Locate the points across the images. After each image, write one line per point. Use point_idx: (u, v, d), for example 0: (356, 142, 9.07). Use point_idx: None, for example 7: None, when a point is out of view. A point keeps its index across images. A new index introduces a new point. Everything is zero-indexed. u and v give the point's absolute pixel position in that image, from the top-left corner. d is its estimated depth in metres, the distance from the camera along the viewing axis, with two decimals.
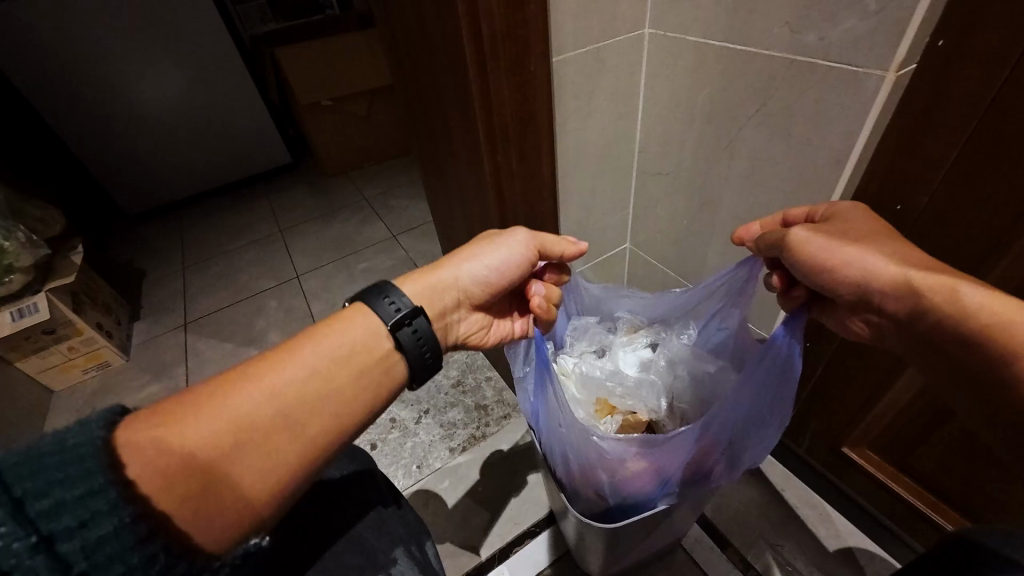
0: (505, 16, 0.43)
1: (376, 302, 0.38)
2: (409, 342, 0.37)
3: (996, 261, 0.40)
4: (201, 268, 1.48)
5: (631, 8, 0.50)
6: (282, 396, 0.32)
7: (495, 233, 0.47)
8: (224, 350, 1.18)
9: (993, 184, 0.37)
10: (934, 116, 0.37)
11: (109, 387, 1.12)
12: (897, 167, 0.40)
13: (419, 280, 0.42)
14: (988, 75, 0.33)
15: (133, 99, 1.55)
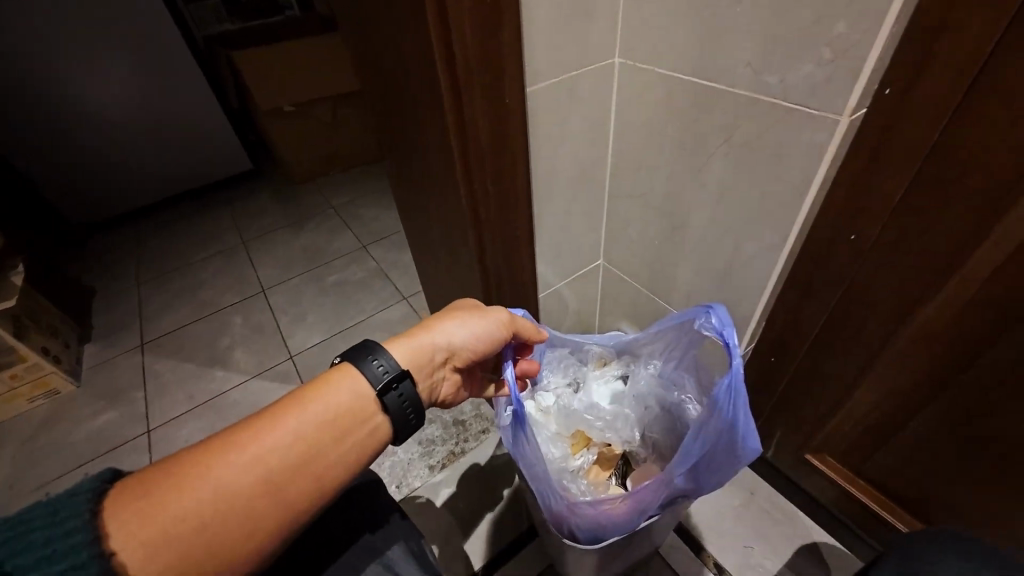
0: (478, 47, 0.43)
1: (362, 361, 0.38)
2: (394, 406, 0.38)
3: (938, 291, 0.43)
4: (158, 284, 1.41)
5: (603, 38, 0.51)
6: (265, 466, 0.32)
7: (474, 302, 0.47)
8: (186, 372, 1.12)
9: (933, 219, 0.40)
10: (883, 157, 0.40)
11: (59, 414, 1.05)
12: (852, 201, 0.43)
13: (408, 341, 0.42)
14: (930, 123, 0.36)
15: (78, 101, 1.46)
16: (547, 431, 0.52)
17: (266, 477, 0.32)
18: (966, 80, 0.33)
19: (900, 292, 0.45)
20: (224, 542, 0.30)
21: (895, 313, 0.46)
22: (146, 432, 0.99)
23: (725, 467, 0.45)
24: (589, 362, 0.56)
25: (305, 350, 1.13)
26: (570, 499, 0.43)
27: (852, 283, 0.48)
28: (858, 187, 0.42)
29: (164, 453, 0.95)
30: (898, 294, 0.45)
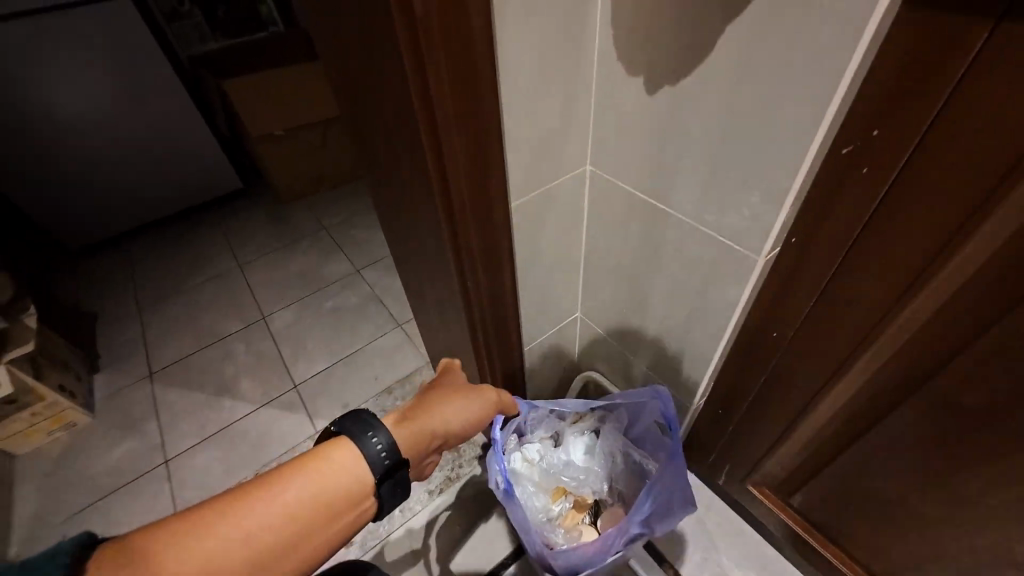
0: (471, 189, 0.51)
1: (362, 438, 0.42)
2: (387, 493, 0.42)
3: (836, 381, 0.55)
4: (159, 309, 1.46)
5: (575, 154, 0.59)
6: (255, 542, 0.35)
7: (466, 387, 0.56)
8: (196, 401, 1.20)
9: (829, 331, 0.52)
10: (791, 284, 0.51)
11: (79, 446, 1.12)
12: (772, 309, 0.55)
13: (414, 427, 0.49)
14: (822, 267, 0.48)
15: (68, 128, 1.48)
16: (530, 484, 0.63)
17: (257, 550, 0.35)
18: (842, 246, 0.45)
19: (810, 378, 0.57)
20: None
21: (808, 392, 0.58)
22: (164, 462, 1.08)
23: (670, 516, 0.59)
24: (566, 419, 0.67)
25: (308, 379, 1.22)
26: (554, 551, 0.55)
27: (776, 365, 0.60)
28: (777, 302, 0.54)
29: (182, 482, 1.04)
30: (811, 376, 0.57)
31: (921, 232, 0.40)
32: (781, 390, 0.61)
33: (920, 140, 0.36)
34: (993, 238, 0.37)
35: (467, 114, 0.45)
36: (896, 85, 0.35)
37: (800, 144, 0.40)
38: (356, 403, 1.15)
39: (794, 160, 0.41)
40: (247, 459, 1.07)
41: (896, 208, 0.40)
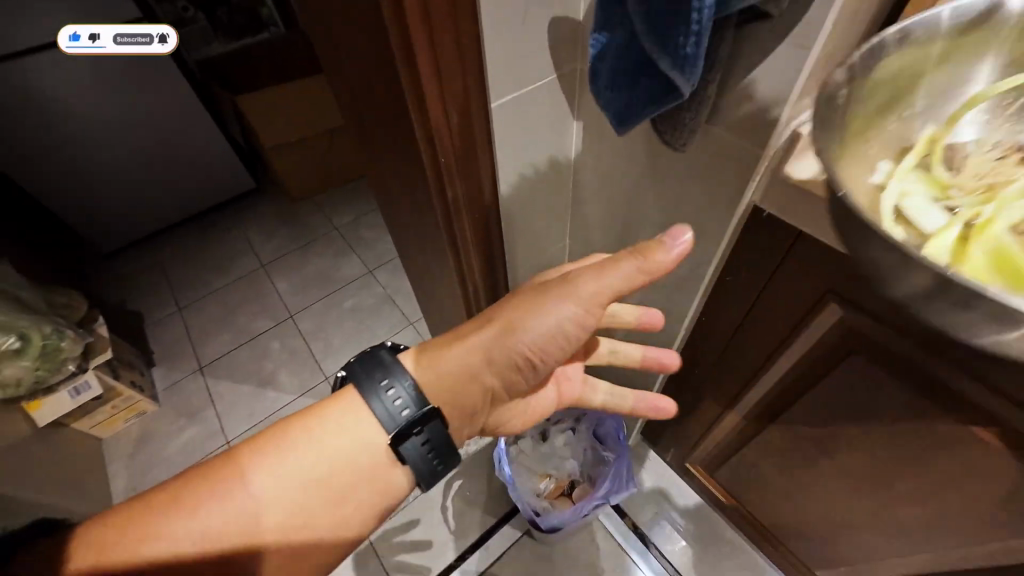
0: (480, 279, 0.72)
1: (381, 391, 0.52)
2: (413, 448, 0.52)
3: (726, 413, 0.79)
4: (196, 308, 1.63)
5: (556, 237, 0.79)
6: (285, 473, 0.50)
7: (552, 293, 0.53)
8: (244, 392, 1.43)
9: (719, 385, 0.75)
10: (696, 352, 0.74)
11: (151, 430, 1.36)
12: (685, 362, 0.78)
13: (460, 354, 0.55)
14: (711, 348, 0.70)
15: (91, 142, 1.48)
16: (525, 470, 0.89)
17: (286, 477, 0.50)
18: (721, 340, 0.68)
19: (714, 408, 0.80)
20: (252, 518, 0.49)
21: (711, 416, 0.83)
22: (226, 443, 1.33)
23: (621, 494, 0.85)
24: (551, 422, 0.91)
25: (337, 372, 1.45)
26: (541, 518, 0.81)
27: (692, 397, 0.84)
28: (689, 359, 0.77)
29: None
30: (711, 406, 0.81)
31: (764, 338, 0.61)
32: (696, 410, 0.86)
33: (757, 290, 0.56)
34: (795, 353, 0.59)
35: (481, 240, 0.66)
36: (742, 256, 0.55)
37: (695, 280, 0.62)
38: None
39: (698, 283, 0.61)
40: None
41: (751, 322, 0.61)
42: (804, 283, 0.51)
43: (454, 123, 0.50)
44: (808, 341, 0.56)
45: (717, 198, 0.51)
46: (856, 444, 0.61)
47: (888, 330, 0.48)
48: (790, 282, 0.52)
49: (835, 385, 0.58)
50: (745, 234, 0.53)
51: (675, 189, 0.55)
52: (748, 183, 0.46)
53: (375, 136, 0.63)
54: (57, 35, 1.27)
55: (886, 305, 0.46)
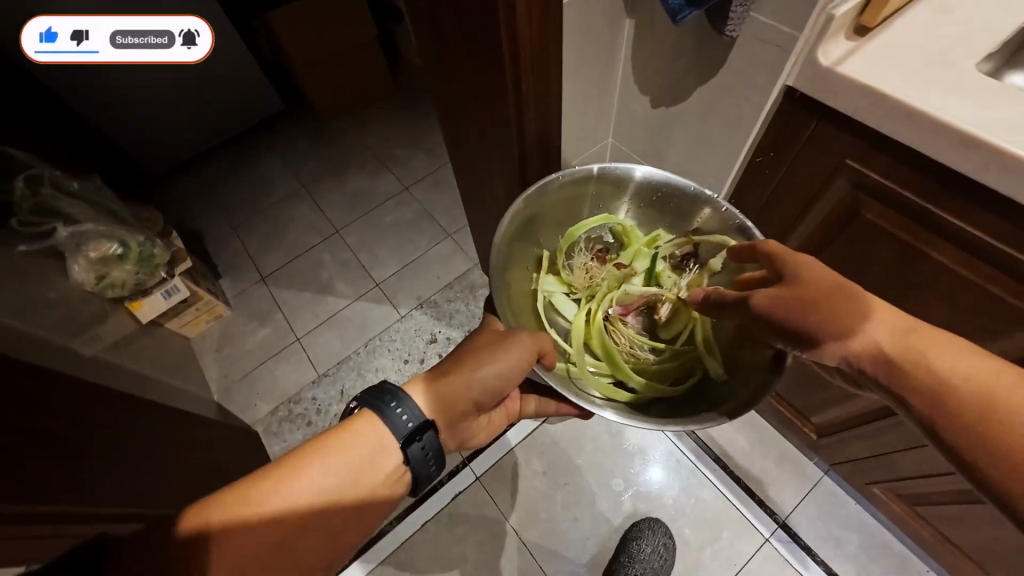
0: (538, 172, 0.83)
1: (391, 412, 0.58)
2: (418, 452, 0.58)
3: None
4: (249, 226, 1.75)
5: (602, 135, 0.88)
6: (330, 478, 0.54)
7: (491, 354, 0.67)
8: (306, 298, 1.60)
9: None
10: None
11: (230, 331, 1.56)
12: None
13: (428, 394, 0.64)
14: None
15: (130, 68, 1.50)
16: None
17: (331, 479, 0.54)
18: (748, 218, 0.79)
19: None
20: (306, 514, 0.52)
21: None
22: (297, 339, 1.53)
23: None
24: None
25: (386, 280, 1.60)
26: None
27: None
28: None
29: (313, 353, 1.50)
30: None
31: (783, 213, 0.71)
32: None
33: (782, 169, 0.66)
34: (810, 233, 0.69)
35: (543, 134, 0.75)
36: (774, 136, 0.64)
37: (730, 163, 0.71)
38: (427, 295, 1.56)
39: (731, 163, 0.71)
40: (356, 337, 1.51)
41: (773, 200, 0.71)
42: (818, 162, 0.61)
43: (534, 27, 0.58)
44: (816, 218, 0.67)
45: (756, 84, 0.59)
46: None
47: (880, 201, 0.58)
48: (807, 161, 0.62)
49: (838, 257, 0.68)
50: (781, 114, 0.61)
51: (720, 78, 0.63)
52: (785, 66, 0.55)
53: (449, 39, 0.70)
54: (22, 34, 1.30)
55: (887, 170, 0.55)
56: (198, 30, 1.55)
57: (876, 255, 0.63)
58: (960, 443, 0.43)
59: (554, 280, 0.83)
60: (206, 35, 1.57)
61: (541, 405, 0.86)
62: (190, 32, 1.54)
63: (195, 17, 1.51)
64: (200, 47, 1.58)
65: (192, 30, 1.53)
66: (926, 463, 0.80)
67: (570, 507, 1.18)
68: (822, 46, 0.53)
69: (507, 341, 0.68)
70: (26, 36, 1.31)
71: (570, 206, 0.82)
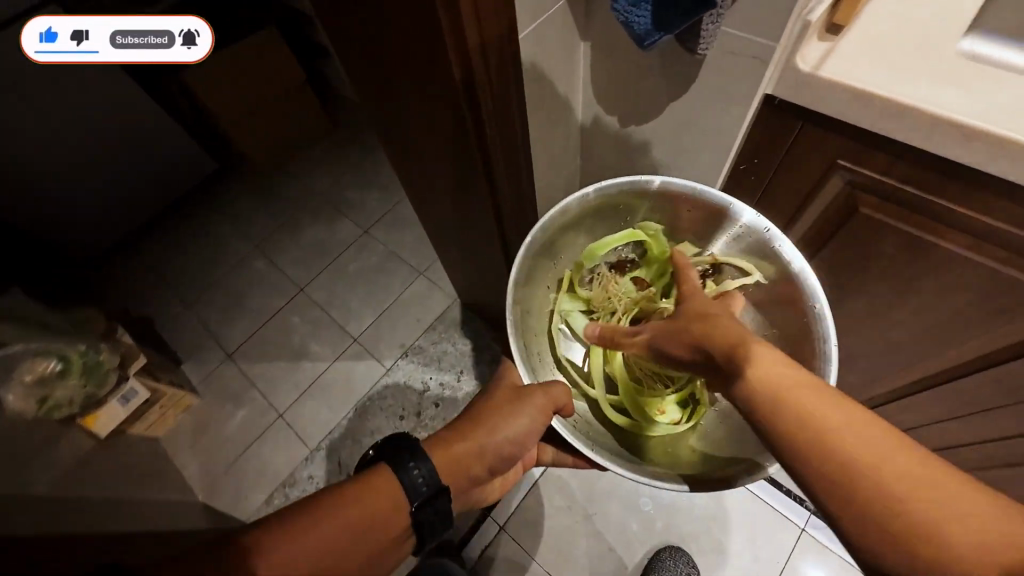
0: (512, 212, 0.78)
1: (405, 469, 0.52)
2: (429, 515, 0.52)
3: None
4: (203, 301, 1.62)
5: (569, 160, 0.83)
6: (342, 535, 0.47)
7: (508, 408, 0.63)
8: (281, 368, 1.49)
9: None
10: None
11: (204, 419, 1.43)
12: None
13: (444, 455, 0.58)
14: None
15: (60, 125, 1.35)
16: None
17: (342, 537, 0.47)
18: None
19: None
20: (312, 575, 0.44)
21: None
22: (279, 416, 1.42)
23: None
24: None
25: (364, 332, 1.51)
26: None
27: None
28: None
29: (300, 427, 1.39)
30: None
31: (776, 216, 0.68)
32: None
33: (769, 174, 0.63)
34: (807, 231, 0.66)
35: (512, 174, 0.70)
36: (758, 143, 0.61)
37: (715, 173, 0.68)
38: (410, 341, 1.48)
39: (717, 173, 0.68)
40: (343, 401, 1.41)
41: (762, 205, 0.68)
42: (809, 164, 0.58)
43: (491, 62, 0.53)
44: (813, 218, 0.64)
45: (735, 96, 0.56)
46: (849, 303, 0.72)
47: (878, 196, 0.56)
48: (796, 164, 0.59)
49: (838, 253, 0.66)
50: (761, 122, 0.58)
51: (692, 93, 0.59)
52: (763, 76, 0.52)
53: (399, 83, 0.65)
54: (21, 34, 1.17)
55: (882, 166, 0.53)
56: (198, 30, 1.39)
57: (880, 249, 0.61)
58: (803, 466, 0.38)
59: (571, 299, 0.79)
60: (209, 36, 1.42)
61: (557, 456, 0.82)
62: (192, 36, 1.39)
63: (197, 14, 1.35)
64: (201, 47, 1.43)
65: (193, 30, 1.37)
66: (949, 435, 0.80)
67: (601, 538, 1.13)
68: (799, 52, 0.50)
69: (529, 397, 0.65)
70: (25, 36, 1.18)
71: (590, 221, 0.77)
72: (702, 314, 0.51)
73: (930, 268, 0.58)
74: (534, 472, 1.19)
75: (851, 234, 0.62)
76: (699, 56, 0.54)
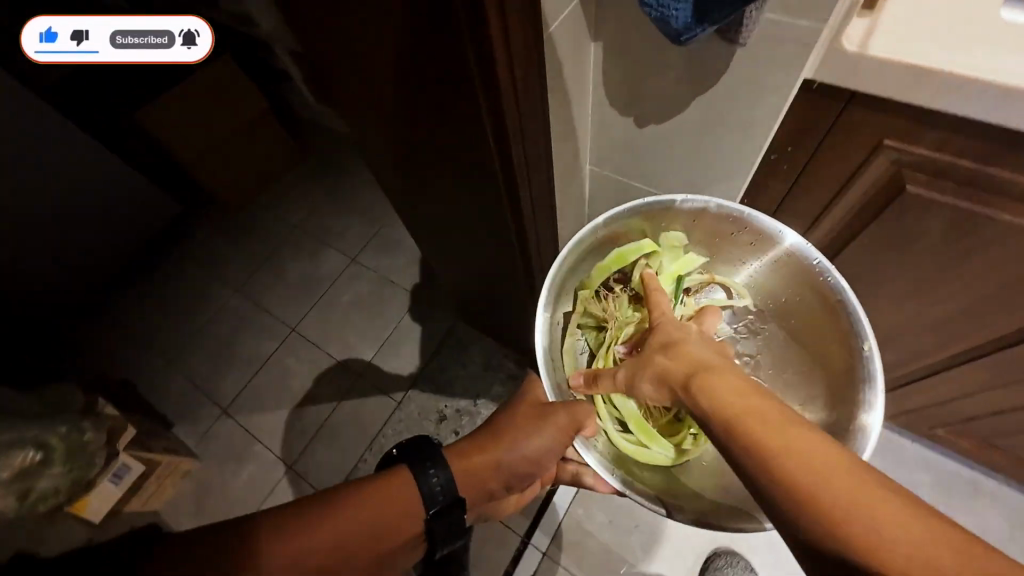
0: (530, 229, 0.72)
1: (423, 473, 0.49)
2: (441, 526, 0.49)
3: None
4: (189, 355, 1.51)
5: (580, 167, 0.79)
6: (346, 533, 0.45)
7: (533, 422, 0.61)
8: (284, 416, 1.39)
9: None
10: None
11: (206, 483, 1.33)
12: None
13: (464, 465, 0.56)
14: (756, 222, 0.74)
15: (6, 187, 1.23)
16: None
17: (345, 535, 0.45)
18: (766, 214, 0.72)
19: None
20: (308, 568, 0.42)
21: None
22: (289, 468, 1.33)
23: None
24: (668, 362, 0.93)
25: (367, 366, 1.43)
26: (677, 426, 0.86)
27: None
28: None
29: (314, 476, 1.31)
30: None
31: (811, 203, 0.65)
32: None
33: (805, 161, 0.60)
34: (846, 214, 0.64)
35: (531, 191, 0.65)
36: (793, 131, 0.57)
37: (744, 166, 0.64)
38: (418, 370, 1.41)
39: (748, 166, 0.64)
40: (356, 443, 1.33)
41: (795, 193, 0.65)
42: (851, 147, 0.55)
43: (512, 76, 0.48)
44: (852, 201, 0.61)
45: (771, 83, 0.52)
46: (890, 283, 0.70)
47: (929, 173, 0.53)
48: (837, 147, 0.56)
49: (880, 234, 0.63)
50: (798, 108, 0.55)
51: (722, 85, 0.56)
52: (805, 60, 0.49)
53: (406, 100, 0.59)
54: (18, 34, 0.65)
55: (934, 143, 0.50)
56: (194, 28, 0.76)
57: (928, 228, 0.59)
58: (766, 483, 0.38)
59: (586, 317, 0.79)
60: (210, 35, 0.78)
61: (579, 475, 0.80)
62: (190, 31, 0.76)
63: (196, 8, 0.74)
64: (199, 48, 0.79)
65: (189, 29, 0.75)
66: (997, 402, 0.79)
67: (648, 550, 1.09)
68: (844, 31, 0.46)
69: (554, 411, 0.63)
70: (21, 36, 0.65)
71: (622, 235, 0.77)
72: (665, 343, 0.56)
73: (984, 242, 0.56)
74: (557, 515, 1.12)
75: (896, 215, 0.60)
76: (738, 47, 0.50)
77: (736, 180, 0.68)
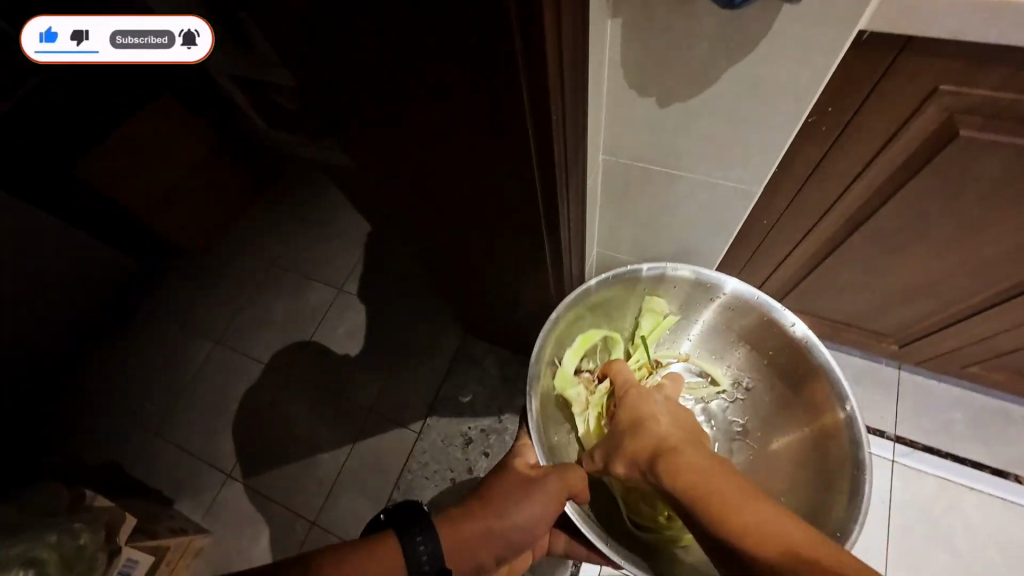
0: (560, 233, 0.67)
1: (409, 540, 0.46)
2: None
3: (799, 249, 0.83)
4: (177, 422, 1.37)
5: (596, 159, 0.73)
6: None
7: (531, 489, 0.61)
8: (296, 469, 1.29)
9: (795, 224, 0.77)
10: (770, 202, 0.74)
11: (223, 557, 1.21)
12: (755, 217, 0.79)
13: (457, 534, 0.52)
14: (790, 189, 0.71)
15: None
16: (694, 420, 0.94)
17: None
18: (800, 179, 0.68)
19: (784, 248, 0.84)
20: None
21: (779, 258, 0.87)
22: (312, 523, 1.23)
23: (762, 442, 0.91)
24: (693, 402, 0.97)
25: (378, 400, 1.34)
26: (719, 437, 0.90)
27: (759, 249, 0.86)
28: (759, 213, 0.78)
29: (342, 527, 1.22)
30: (789, 245, 0.82)
31: (853, 160, 0.62)
32: (762, 261, 0.90)
33: (850, 116, 0.57)
34: (890, 166, 0.61)
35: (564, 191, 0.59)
36: (838, 86, 0.54)
37: (783, 130, 0.60)
38: (433, 395, 1.33)
39: (786, 131, 0.60)
40: (380, 484, 1.25)
41: (835, 152, 0.62)
42: (904, 95, 0.52)
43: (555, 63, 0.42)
44: (899, 153, 0.59)
45: (823, 37, 0.48)
46: (931, 232, 0.69)
47: (988, 112, 0.51)
48: (887, 97, 0.53)
49: (926, 183, 0.61)
50: (847, 63, 0.51)
51: (764, 45, 0.51)
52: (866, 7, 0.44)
53: (429, 103, 0.52)
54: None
55: (996, 81, 0.48)
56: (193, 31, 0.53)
57: (980, 168, 0.57)
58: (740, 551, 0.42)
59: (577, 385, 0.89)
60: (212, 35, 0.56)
61: (570, 544, 0.83)
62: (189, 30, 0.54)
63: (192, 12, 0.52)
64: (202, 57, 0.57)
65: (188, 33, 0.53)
66: None
67: None
68: None
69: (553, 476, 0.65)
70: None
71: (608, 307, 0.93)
72: (634, 422, 0.64)
73: None
74: None
75: (948, 160, 0.57)
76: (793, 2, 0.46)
77: (772, 148, 0.64)
